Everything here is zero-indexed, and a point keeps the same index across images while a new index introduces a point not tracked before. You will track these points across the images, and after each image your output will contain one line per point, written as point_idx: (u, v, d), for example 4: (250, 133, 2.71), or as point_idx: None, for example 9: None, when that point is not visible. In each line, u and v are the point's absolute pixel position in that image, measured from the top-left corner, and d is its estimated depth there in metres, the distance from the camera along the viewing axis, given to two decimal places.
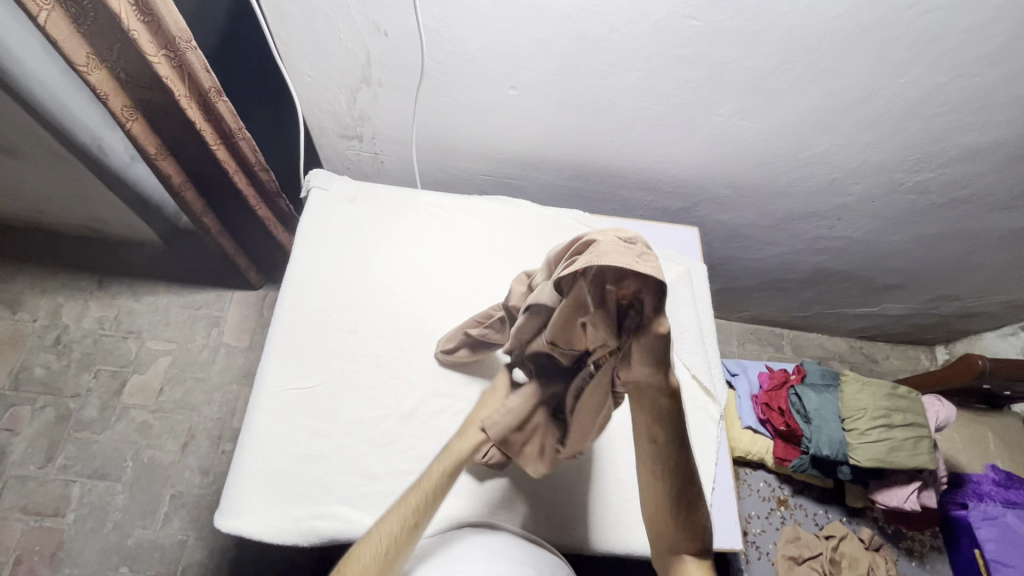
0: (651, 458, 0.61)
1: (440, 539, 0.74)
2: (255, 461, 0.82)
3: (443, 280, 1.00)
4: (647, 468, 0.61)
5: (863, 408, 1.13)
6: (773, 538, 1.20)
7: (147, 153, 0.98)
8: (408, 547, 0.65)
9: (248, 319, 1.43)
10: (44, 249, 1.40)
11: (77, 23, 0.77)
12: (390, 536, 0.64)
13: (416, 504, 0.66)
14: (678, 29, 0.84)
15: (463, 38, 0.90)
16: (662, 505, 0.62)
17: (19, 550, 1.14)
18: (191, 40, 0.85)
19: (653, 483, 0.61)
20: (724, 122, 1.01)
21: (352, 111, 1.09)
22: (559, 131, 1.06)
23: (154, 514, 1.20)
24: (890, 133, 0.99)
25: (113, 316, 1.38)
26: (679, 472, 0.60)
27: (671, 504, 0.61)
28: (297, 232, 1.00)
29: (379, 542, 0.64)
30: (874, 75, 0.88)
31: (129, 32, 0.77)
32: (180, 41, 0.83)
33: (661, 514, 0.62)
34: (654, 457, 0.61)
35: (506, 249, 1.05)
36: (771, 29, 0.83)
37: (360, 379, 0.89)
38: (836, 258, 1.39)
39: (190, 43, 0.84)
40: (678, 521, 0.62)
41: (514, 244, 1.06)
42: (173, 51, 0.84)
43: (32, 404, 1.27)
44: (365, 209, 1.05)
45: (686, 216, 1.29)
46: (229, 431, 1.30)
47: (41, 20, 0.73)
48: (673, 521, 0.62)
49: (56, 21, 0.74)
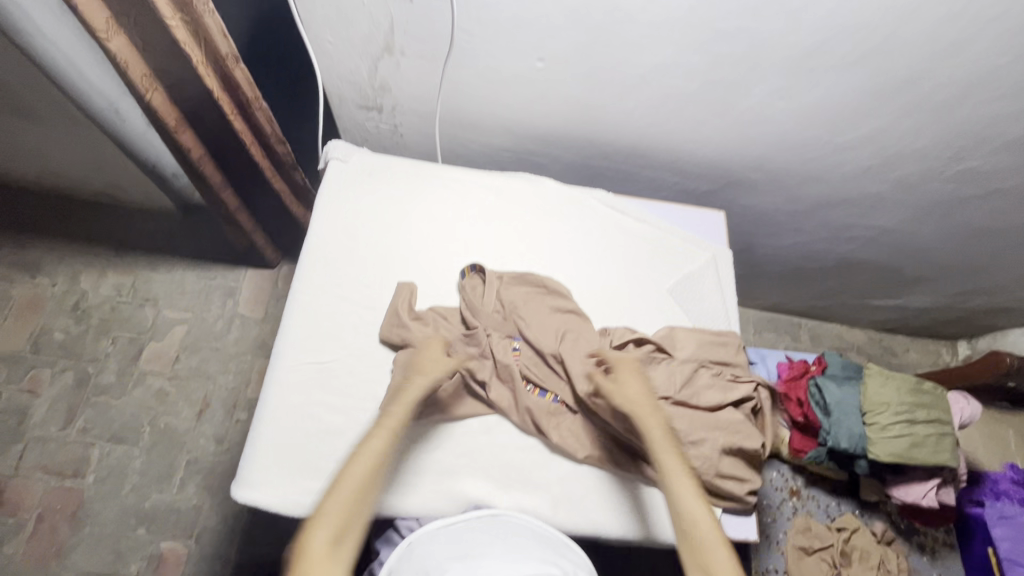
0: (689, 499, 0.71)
1: (447, 534, 0.73)
2: (273, 433, 0.83)
3: (597, 291, 1.01)
4: (691, 510, 0.71)
5: (887, 402, 1.08)
6: (784, 528, 1.22)
7: (166, 125, 0.93)
8: (360, 500, 0.69)
9: (263, 292, 1.58)
10: (70, 219, 1.56)
11: None
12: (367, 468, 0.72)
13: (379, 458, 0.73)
14: (719, 0, 0.77)
15: (491, 5, 0.81)
16: (705, 540, 0.68)
17: (41, 507, 1.31)
18: (208, 4, 0.79)
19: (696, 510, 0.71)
20: (760, 102, 0.95)
21: (372, 80, 1.00)
22: (582, 106, 0.99)
23: (170, 479, 1.36)
24: (936, 117, 0.93)
25: (129, 284, 1.53)
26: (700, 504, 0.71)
27: (705, 534, 0.68)
28: (317, 241, 0.96)
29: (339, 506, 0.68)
30: (926, 53, 0.82)
31: None
32: (197, 3, 0.78)
33: (709, 547, 0.67)
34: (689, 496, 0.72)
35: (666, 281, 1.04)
36: (820, 4, 0.77)
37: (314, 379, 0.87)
38: (867, 246, 1.35)
39: (207, 5, 0.79)
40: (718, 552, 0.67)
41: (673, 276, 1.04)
42: (189, 13, 0.79)
43: (52, 367, 1.43)
44: (386, 216, 1.00)
45: (711, 199, 1.24)
46: (242, 401, 1.45)
47: None
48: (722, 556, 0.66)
49: None
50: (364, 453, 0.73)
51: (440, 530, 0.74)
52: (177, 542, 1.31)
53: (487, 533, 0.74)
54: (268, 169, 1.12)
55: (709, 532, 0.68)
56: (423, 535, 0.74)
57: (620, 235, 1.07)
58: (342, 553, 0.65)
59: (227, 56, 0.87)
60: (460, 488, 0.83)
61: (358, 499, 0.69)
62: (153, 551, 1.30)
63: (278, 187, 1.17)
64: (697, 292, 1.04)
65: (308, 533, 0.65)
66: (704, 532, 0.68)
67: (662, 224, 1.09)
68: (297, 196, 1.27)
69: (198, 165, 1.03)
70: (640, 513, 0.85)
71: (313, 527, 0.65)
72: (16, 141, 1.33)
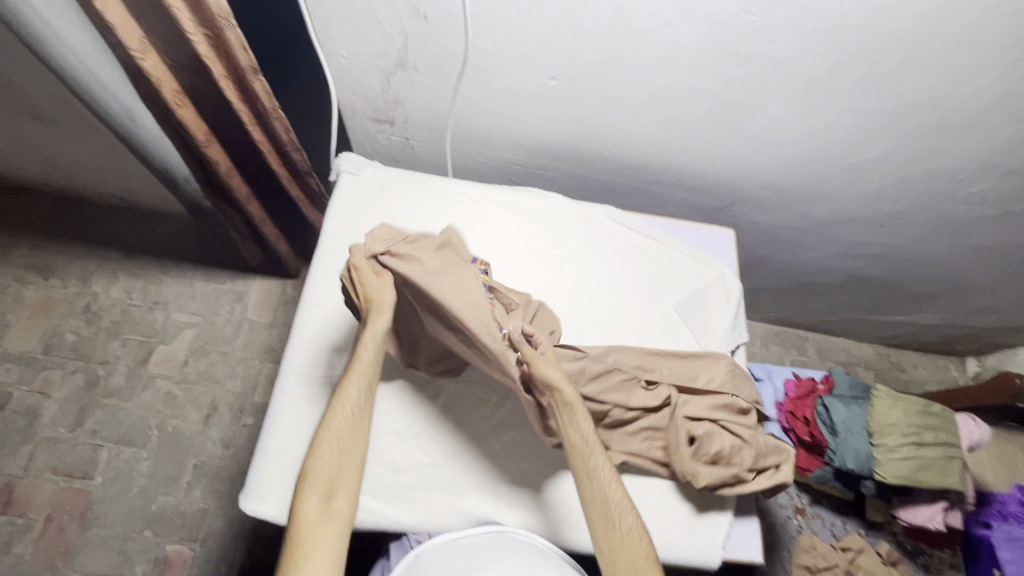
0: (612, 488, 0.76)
1: (449, 548, 0.75)
2: (281, 446, 0.84)
3: (603, 307, 1.01)
4: (616, 502, 0.75)
5: (895, 424, 1.07)
6: (789, 545, 1.22)
7: (194, 139, 0.94)
8: (343, 456, 0.70)
9: (271, 297, 1.59)
10: (83, 222, 1.58)
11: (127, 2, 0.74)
12: (345, 421, 0.71)
13: (353, 413, 0.72)
14: (734, 26, 0.78)
15: (505, 26, 0.82)
16: (625, 525, 0.74)
17: (50, 508, 1.32)
18: (230, 18, 0.80)
19: (614, 495, 0.75)
20: (772, 122, 0.95)
21: (385, 94, 1.01)
22: (593, 123, 0.99)
23: (177, 482, 1.37)
24: (949, 141, 0.93)
25: (140, 287, 1.55)
26: (617, 490, 0.76)
27: (626, 521, 0.74)
28: (326, 253, 0.97)
29: (326, 469, 0.69)
30: (940, 78, 0.82)
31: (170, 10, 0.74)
32: (219, 19, 0.78)
33: (625, 530, 0.74)
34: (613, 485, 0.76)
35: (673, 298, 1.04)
36: (835, 29, 0.77)
37: (325, 390, 0.87)
38: (875, 263, 1.34)
39: (229, 21, 0.79)
40: (631, 529, 0.74)
41: (680, 294, 1.04)
42: (211, 28, 0.80)
43: (63, 368, 1.45)
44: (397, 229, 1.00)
45: (720, 215, 1.24)
46: (249, 406, 1.46)
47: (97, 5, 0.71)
48: (640, 539, 0.73)
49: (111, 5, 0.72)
50: (340, 412, 0.71)
51: (442, 544, 0.76)
52: (182, 544, 1.32)
53: (499, 552, 0.73)
54: (284, 177, 1.12)
55: (628, 519, 0.74)
56: (427, 551, 0.75)
57: (629, 251, 1.07)
58: (337, 508, 0.68)
59: (247, 68, 0.87)
60: (467, 504, 0.84)
61: (342, 458, 0.70)
62: (158, 554, 1.31)
63: (293, 193, 1.17)
64: (704, 309, 1.04)
65: (302, 498, 0.67)
66: (621, 515, 0.74)
67: (671, 241, 1.09)
68: (312, 202, 1.27)
69: (224, 177, 1.04)
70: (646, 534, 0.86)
71: (303, 490, 0.68)
72: (33, 144, 1.35)
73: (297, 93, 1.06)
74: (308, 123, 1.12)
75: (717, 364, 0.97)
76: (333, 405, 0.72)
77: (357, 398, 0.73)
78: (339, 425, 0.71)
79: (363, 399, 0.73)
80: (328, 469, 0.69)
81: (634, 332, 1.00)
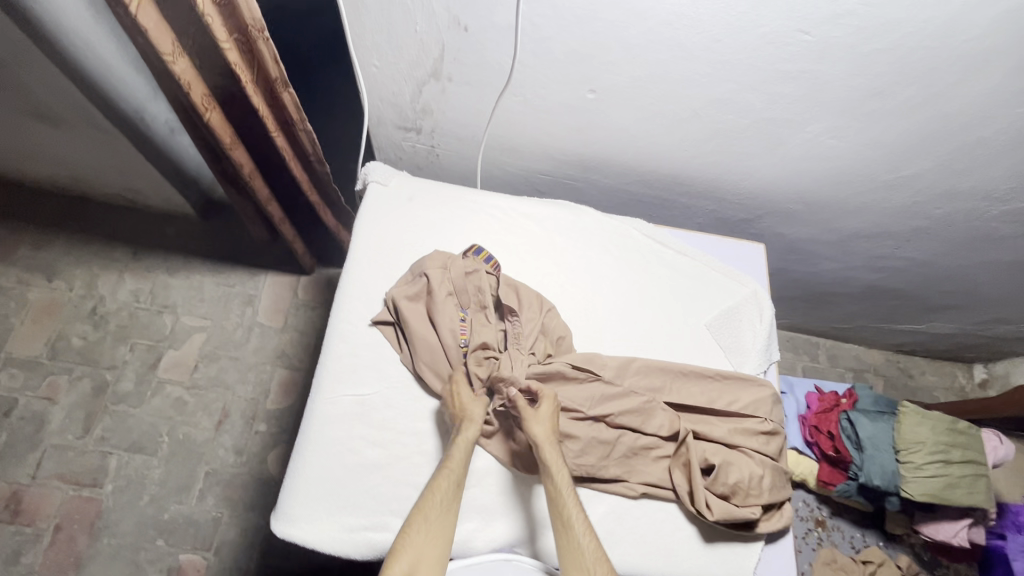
0: (580, 535, 0.73)
1: None
2: (311, 466, 0.82)
3: (633, 325, 0.99)
4: (586, 551, 0.72)
5: (922, 442, 1.07)
6: (809, 558, 1.22)
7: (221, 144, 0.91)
8: (433, 538, 0.71)
9: (281, 301, 1.55)
10: (87, 221, 1.53)
11: (161, 6, 0.71)
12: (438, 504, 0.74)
13: (445, 498, 0.75)
14: (787, 44, 0.76)
15: (549, 39, 0.80)
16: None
17: (59, 517, 1.29)
18: (263, 31, 0.78)
19: (583, 545, 0.72)
20: (812, 139, 0.93)
21: (415, 103, 0.98)
22: (628, 136, 0.97)
23: (189, 490, 1.35)
24: (989, 162, 0.92)
25: (147, 290, 1.51)
26: (585, 537, 0.73)
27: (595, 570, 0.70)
28: (353, 268, 0.95)
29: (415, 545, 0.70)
30: (990, 100, 0.81)
31: (204, 18, 0.71)
32: (253, 30, 0.76)
33: None
34: (582, 532, 0.73)
35: (703, 315, 1.02)
36: (889, 50, 0.75)
37: (356, 411, 0.85)
38: (896, 276, 1.34)
39: (262, 32, 0.77)
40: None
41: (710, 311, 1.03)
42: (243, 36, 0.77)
43: (69, 374, 1.41)
44: (422, 241, 0.98)
45: (746, 227, 1.22)
46: (261, 413, 1.44)
47: (133, 9, 0.67)
48: None
49: (145, 9, 0.69)
50: (434, 495, 0.74)
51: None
52: (196, 554, 1.30)
53: None
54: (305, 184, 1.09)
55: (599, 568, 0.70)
56: None
57: (659, 266, 1.05)
58: None
59: (275, 79, 0.85)
60: (501, 527, 0.83)
61: (432, 538, 0.71)
62: (171, 563, 1.29)
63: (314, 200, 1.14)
64: (735, 326, 1.03)
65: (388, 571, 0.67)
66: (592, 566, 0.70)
67: (701, 257, 1.08)
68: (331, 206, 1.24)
69: (247, 180, 1.01)
70: (682, 556, 0.85)
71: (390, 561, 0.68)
72: (38, 143, 1.30)
73: (322, 98, 1.02)
74: (331, 129, 1.09)
75: (749, 385, 0.96)
76: (429, 489, 0.74)
77: (452, 482, 0.76)
78: (432, 506, 0.73)
79: (456, 486, 0.76)
80: (415, 548, 0.70)
81: (664, 350, 0.98)
